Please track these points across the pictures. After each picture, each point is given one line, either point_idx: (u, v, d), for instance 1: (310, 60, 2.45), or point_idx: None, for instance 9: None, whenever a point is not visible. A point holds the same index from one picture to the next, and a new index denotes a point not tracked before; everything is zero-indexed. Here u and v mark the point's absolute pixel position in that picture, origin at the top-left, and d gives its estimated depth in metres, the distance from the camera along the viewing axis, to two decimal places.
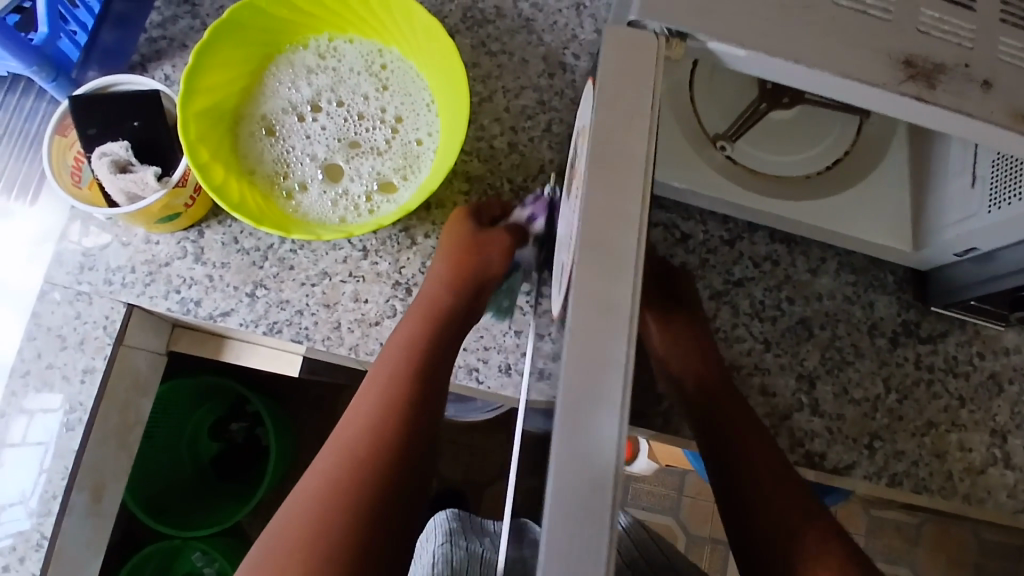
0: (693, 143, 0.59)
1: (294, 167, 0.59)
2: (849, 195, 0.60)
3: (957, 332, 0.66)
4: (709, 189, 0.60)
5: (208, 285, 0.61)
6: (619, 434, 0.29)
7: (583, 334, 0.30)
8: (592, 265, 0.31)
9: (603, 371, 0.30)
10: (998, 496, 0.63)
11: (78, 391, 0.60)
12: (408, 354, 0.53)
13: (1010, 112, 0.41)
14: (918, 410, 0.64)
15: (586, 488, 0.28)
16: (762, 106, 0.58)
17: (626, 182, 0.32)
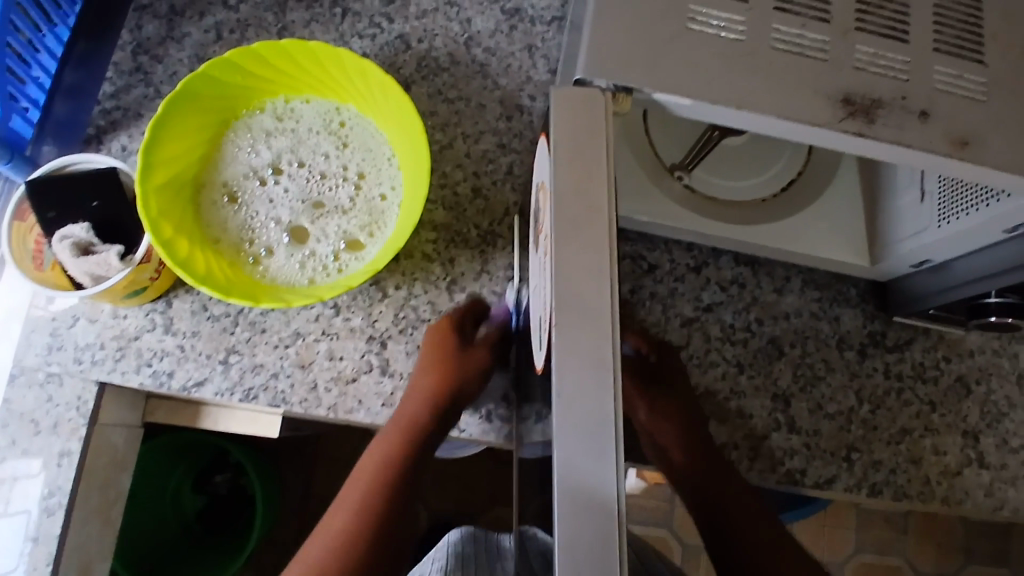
0: (652, 178, 0.61)
1: (258, 232, 0.59)
2: (804, 214, 0.63)
3: (922, 338, 0.68)
4: (676, 224, 0.63)
5: (180, 355, 0.61)
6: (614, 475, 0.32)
7: (571, 399, 0.33)
8: (576, 333, 0.33)
9: (593, 422, 0.33)
10: (976, 495, 0.65)
11: (56, 475, 0.59)
12: (385, 463, 0.54)
13: (949, 138, 0.43)
14: (892, 419, 0.66)
15: (590, 517, 0.32)
16: (714, 134, 0.57)
17: (592, 239, 0.35)
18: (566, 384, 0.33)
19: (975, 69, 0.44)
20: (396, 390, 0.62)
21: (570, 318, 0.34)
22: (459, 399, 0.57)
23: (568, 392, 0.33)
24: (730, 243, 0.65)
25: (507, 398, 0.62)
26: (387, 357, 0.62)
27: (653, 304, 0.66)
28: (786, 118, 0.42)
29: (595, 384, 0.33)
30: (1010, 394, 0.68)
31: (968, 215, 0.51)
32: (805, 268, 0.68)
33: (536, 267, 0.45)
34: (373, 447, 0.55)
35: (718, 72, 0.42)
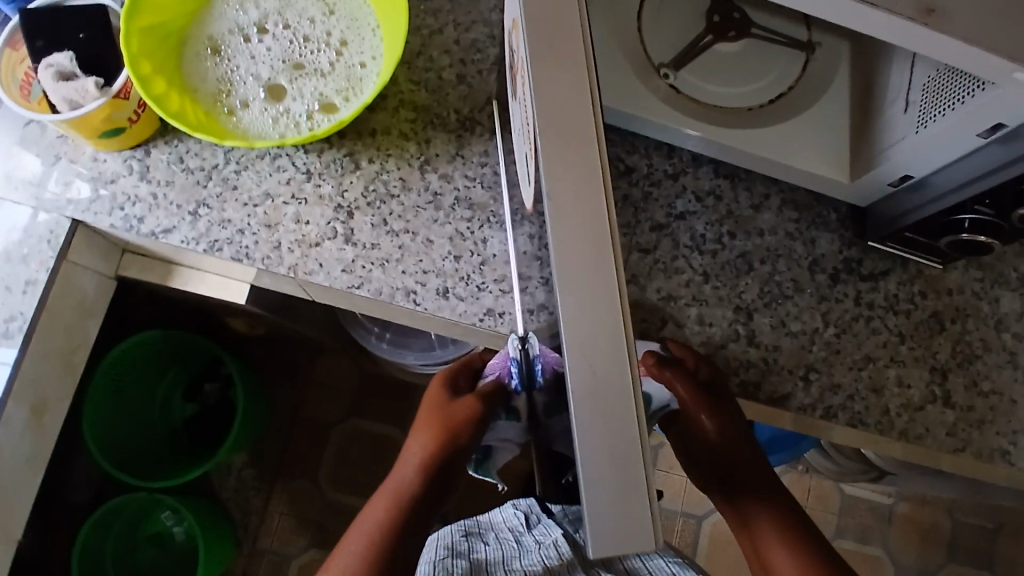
0: (638, 72, 0.62)
1: (236, 85, 0.60)
2: (792, 124, 0.62)
3: (899, 270, 0.66)
4: (664, 121, 0.63)
5: (152, 203, 0.62)
6: (625, 341, 0.31)
7: (575, 279, 0.31)
8: (559, 152, 0.32)
9: (604, 312, 0.31)
10: (936, 432, 0.64)
11: (19, 302, 0.61)
12: (393, 497, 0.53)
13: (915, 4, 0.42)
14: (857, 345, 0.64)
15: (615, 434, 0.31)
16: (708, 38, 0.62)
17: (566, 41, 0.33)
18: (565, 218, 0.31)
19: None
20: (357, 259, 0.62)
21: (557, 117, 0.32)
22: (443, 449, 0.49)
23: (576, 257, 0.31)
24: (718, 150, 0.64)
25: (467, 279, 0.62)
26: (352, 226, 0.63)
27: (625, 207, 0.65)
28: None
29: (593, 218, 0.32)
30: (987, 337, 0.66)
31: (945, 115, 0.50)
32: (785, 188, 0.67)
33: (518, 117, 0.46)
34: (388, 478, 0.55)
35: None
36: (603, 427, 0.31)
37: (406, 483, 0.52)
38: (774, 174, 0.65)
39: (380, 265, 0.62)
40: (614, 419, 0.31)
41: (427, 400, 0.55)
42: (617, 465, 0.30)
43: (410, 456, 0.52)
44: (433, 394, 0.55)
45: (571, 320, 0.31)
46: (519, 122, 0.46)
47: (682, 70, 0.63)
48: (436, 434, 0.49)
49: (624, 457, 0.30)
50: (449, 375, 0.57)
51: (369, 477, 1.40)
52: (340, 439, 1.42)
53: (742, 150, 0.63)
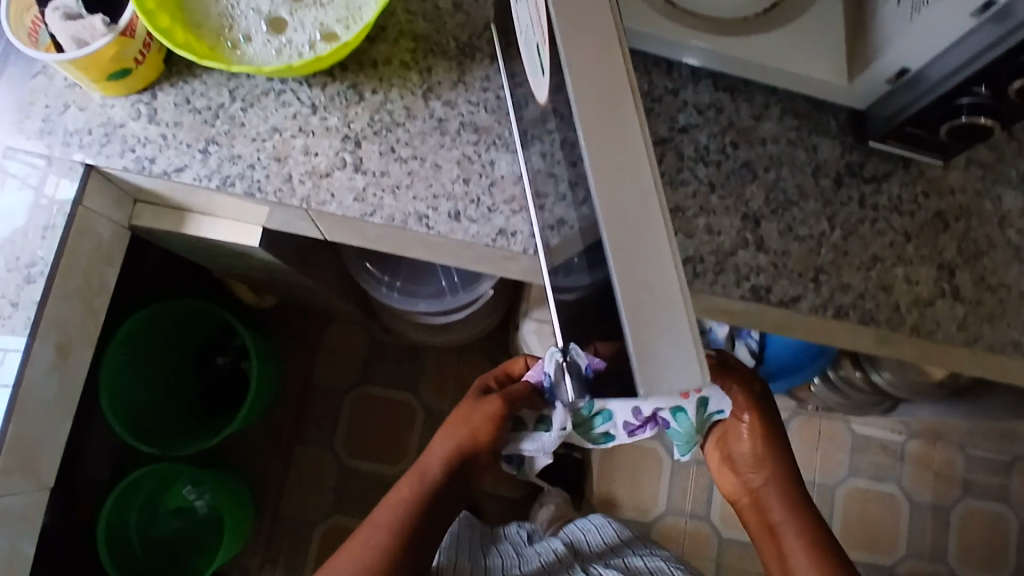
0: None
1: (238, 20, 0.61)
2: (789, 30, 0.63)
3: (901, 172, 0.67)
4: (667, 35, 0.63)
5: (162, 143, 0.63)
6: (659, 204, 0.33)
7: (606, 152, 0.33)
8: (579, 37, 0.34)
9: (636, 178, 0.33)
10: (947, 327, 0.65)
11: (40, 247, 0.63)
12: (435, 464, 0.76)
13: None
14: (864, 246, 0.65)
15: (660, 295, 0.32)
16: None
17: None
18: (588, 95, 0.34)
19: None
20: (367, 187, 0.63)
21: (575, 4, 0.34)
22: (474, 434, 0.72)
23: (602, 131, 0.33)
24: (717, 60, 0.65)
25: (477, 202, 0.63)
26: (361, 155, 0.63)
27: None
28: None
29: (615, 94, 0.34)
30: (992, 234, 0.67)
31: None
32: (784, 97, 0.68)
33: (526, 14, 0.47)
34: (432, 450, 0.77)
35: None
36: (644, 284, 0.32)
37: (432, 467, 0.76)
38: (774, 82, 0.66)
39: (390, 192, 0.63)
40: (652, 277, 0.32)
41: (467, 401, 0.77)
42: (661, 319, 0.32)
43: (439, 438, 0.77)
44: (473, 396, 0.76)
45: (606, 191, 0.33)
46: (527, 23, 0.48)
47: None
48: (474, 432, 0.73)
49: (666, 309, 0.32)
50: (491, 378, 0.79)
51: (385, 442, 1.42)
52: (353, 407, 1.43)
53: (743, 59, 0.63)
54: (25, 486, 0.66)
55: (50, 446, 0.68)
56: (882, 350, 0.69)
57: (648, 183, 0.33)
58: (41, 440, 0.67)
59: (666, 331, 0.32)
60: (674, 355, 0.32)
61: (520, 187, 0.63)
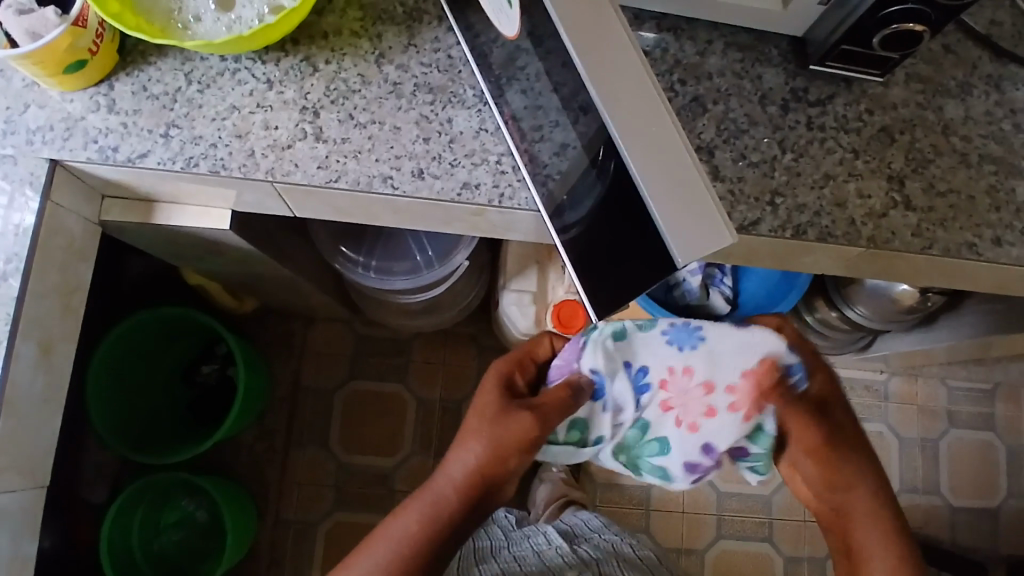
0: None
1: (186, 1, 0.62)
2: None
3: (844, 92, 0.69)
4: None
5: (123, 131, 0.64)
6: (656, 94, 0.39)
7: (601, 64, 0.39)
8: None
9: (634, 79, 0.39)
10: (903, 235, 0.67)
11: (13, 245, 0.63)
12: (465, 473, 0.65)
13: None
14: (815, 166, 0.67)
15: (674, 171, 0.38)
16: None
17: None
18: (574, 24, 0.40)
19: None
20: (330, 154, 0.64)
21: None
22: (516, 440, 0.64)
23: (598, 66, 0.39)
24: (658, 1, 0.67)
25: (439, 159, 0.65)
26: (321, 125, 0.65)
27: None
28: None
29: (601, 15, 0.40)
30: (936, 142, 0.70)
31: None
32: (725, 32, 0.70)
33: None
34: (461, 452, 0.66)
35: None
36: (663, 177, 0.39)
37: (448, 497, 0.66)
38: (718, 17, 0.68)
39: (353, 157, 0.64)
40: (671, 168, 0.38)
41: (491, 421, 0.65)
42: (686, 201, 0.38)
43: (463, 454, 0.66)
44: (494, 411, 0.66)
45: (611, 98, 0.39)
46: None
47: None
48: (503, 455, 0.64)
49: (686, 190, 0.38)
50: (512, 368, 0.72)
51: (379, 435, 1.42)
52: (344, 403, 1.43)
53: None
54: (20, 485, 0.67)
55: (41, 445, 0.69)
56: (853, 270, 0.74)
57: (646, 80, 0.39)
58: (31, 439, 0.67)
59: (695, 211, 0.38)
60: (701, 218, 0.38)
61: (479, 140, 0.65)
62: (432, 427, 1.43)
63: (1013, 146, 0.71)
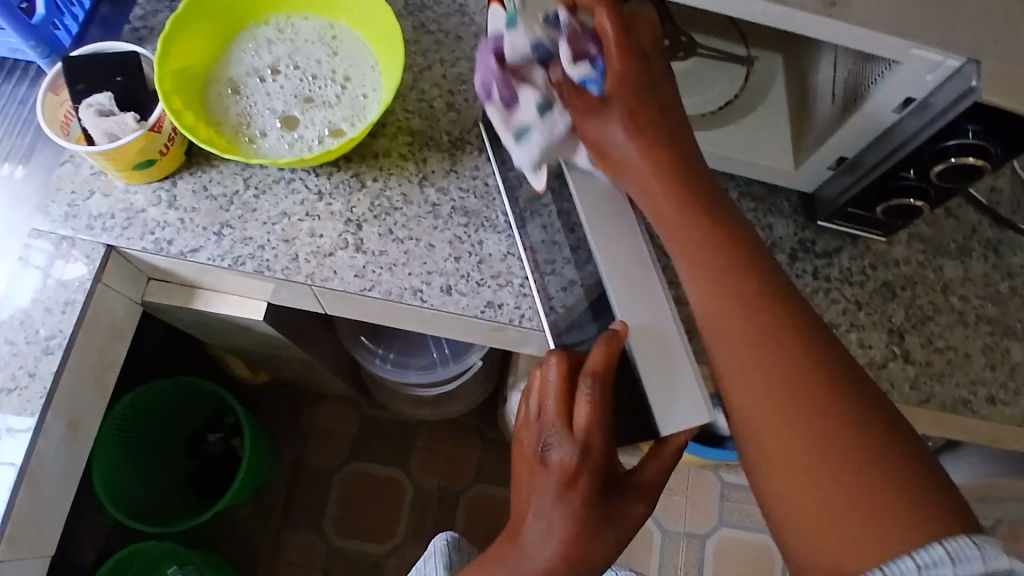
0: None
1: (255, 118, 0.68)
2: (738, 126, 0.73)
3: (849, 247, 0.74)
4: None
5: (180, 226, 0.69)
6: (659, 287, 0.48)
7: (616, 254, 0.48)
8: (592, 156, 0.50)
9: (638, 267, 0.48)
10: (901, 387, 0.71)
11: (59, 320, 0.67)
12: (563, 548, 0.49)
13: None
14: (819, 314, 0.72)
15: (665, 348, 0.46)
16: (662, 57, 0.74)
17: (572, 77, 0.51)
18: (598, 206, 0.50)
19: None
20: (367, 265, 0.69)
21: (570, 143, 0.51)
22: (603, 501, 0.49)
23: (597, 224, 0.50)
24: None
25: (467, 277, 0.70)
26: (362, 237, 0.70)
27: None
28: None
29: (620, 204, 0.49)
30: (935, 300, 0.74)
31: (865, 96, 0.60)
32: (740, 183, 0.76)
33: (506, 125, 0.56)
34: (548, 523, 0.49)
35: None
36: (662, 354, 0.46)
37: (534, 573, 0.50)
38: (735, 170, 0.74)
39: (388, 269, 0.69)
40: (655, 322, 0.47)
41: (586, 521, 0.49)
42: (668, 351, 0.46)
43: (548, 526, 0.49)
44: (577, 487, 0.48)
45: (621, 285, 0.48)
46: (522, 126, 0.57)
47: None
48: (604, 536, 0.50)
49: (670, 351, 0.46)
50: (590, 420, 0.47)
51: (374, 518, 1.41)
52: (342, 483, 1.43)
53: (709, 151, 0.72)
54: (29, 556, 0.68)
55: (55, 517, 0.71)
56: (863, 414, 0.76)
57: (650, 271, 0.48)
58: (47, 510, 0.69)
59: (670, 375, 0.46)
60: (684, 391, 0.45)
61: (506, 263, 0.70)
62: (426, 515, 1.42)
63: (1008, 308, 0.74)
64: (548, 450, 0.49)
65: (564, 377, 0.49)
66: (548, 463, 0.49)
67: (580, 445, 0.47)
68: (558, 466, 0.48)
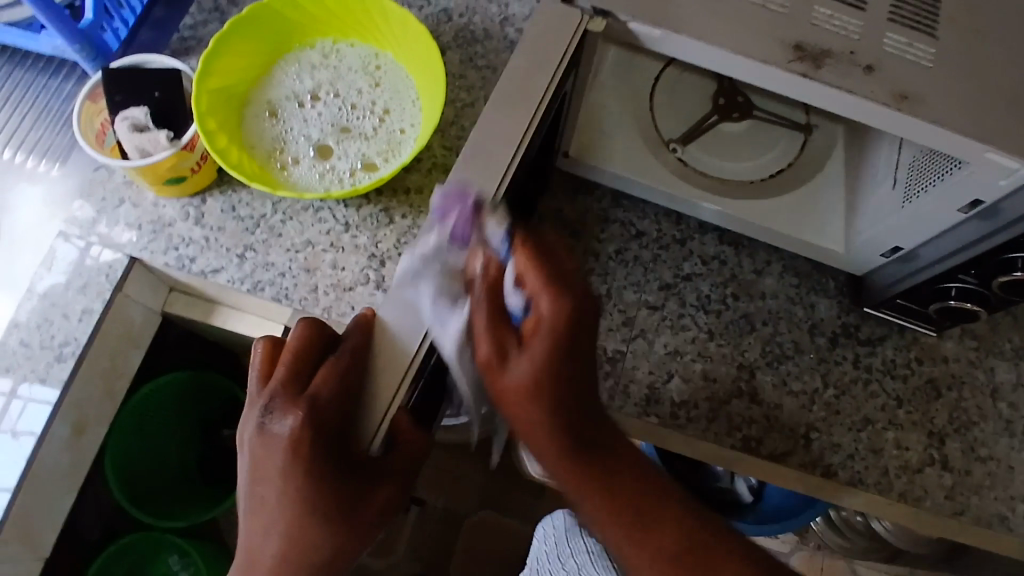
0: (649, 144, 0.69)
1: (289, 144, 0.67)
2: (791, 196, 0.69)
3: (895, 337, 0.70)
4: (663, 187, 0.68)
5: (204, 245, 0.68)
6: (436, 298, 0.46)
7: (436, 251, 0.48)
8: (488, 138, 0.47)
9: (443, 266, 0.48)
10: (935, 496, 0.65)
11: (75, 328, 0.66)
12: (302, 516, 0.44)
13: (890, 92, 0.48)
14: (856, 407, 0.67)
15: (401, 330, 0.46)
16: (716, 117, 0.71)
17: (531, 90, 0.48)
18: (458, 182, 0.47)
19: (925, 40, 0.50)
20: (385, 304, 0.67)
21: (483, 152, 0.47)
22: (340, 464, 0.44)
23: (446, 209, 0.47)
24: (723, 218, 0.70)
25: None
26: (384, 274, 0.68)
27: (635, 267, 0.70)
28: (743, 55, 0.49)
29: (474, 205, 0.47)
30: (983, 405, 0.68)
31: (930, 191, 0.56)
32: (785, 256, 0.72)
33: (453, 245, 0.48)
34: (284, 489, 0.44)
35: (698, 13, 0.50)
36: (408, 314, 0.47)
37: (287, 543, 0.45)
38: (783, 245, 0.70)
39: None
40: (409, 328, 0.46)
41: (318, 509, 0.44)
42: (395, 349, 0.46)
43: (279, 490, 0.44)
44: (303, 459, 0.43)
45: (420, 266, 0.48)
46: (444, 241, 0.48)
47: (689, 145, 0.70)
48: (354, 521, 0.45)
49: (401, 352, 0.46)
50: (321, 389, 0.45)
51: None
52: None
53: (757, 222, 0.68)
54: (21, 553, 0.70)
55: (50, 518, 0.73)
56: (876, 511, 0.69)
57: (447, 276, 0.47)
58: (44, 510, 0.72)
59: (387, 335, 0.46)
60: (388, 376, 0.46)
61: None
62: None
63: None
64: (272, 424, 0.45)
65: (301, 345, 0.48)
66: (269, 429, 0.44)
67: (306, 412, 0.44)
68: (280, 441, 0.44)
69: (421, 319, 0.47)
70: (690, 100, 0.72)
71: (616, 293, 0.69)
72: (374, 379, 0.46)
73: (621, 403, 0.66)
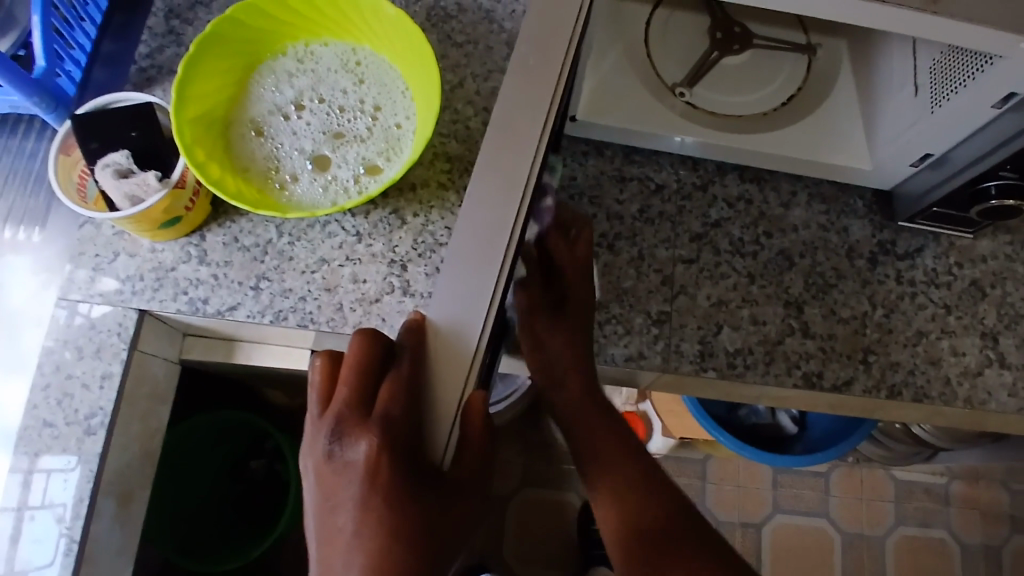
0: (655, 94, 0.66)
1: (283, 161, 0.63)
2: (808, 120, 0.67)
3: (932, 245, 0.69)
4: (678, 136, 0.66)
5: (214, 283, 0.64)
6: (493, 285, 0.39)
7: (477, 227, 0.39)
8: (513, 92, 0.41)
9: (486, 243, 0.39)
10: (999, 395, 0.65)
11: (98, 397, 0.62)
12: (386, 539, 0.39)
13: None
14: (907, 322, 0.66)
15: (456, 326, 0.39)
16: (715, 53, 0.67)
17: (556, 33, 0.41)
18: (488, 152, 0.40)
19: None
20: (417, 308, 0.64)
21: (511, 114, 0.40)
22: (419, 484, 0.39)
23: (482, 180, 0.40)
24: (743, 155, 0.67)
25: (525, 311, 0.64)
26: (408, 278, 0.65)
27: (662, 223, 0.68)
28: None
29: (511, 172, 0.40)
30: None
31: (957, 94, 0.54)
32: (810, 184, 0.70)
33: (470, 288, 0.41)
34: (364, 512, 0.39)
35: None
36: (458, 300, 0.39)
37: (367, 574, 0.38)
38: (807, 171, 0.68)
39: None
40: (464, 320, 0.39)
41: (402, 527, 0.39)
42: (455, 349, 0.39)
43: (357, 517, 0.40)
44: (382, 480, 0.39)
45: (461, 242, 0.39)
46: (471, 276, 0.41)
47: (695, 87, 0.67)
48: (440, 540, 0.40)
49: (459, 349, 0.39)
50: (390, 407, 0.40)
51: None
52: None
53: (778, 153, 0.66)
54: None
55: None
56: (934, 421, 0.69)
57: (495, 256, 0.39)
58: None
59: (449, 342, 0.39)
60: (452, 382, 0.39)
61: None
62: None
63: None
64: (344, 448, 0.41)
65: (363, 362, 0.43)
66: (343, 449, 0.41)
67: (378, 434, 0.39)
68: (356, 467, 0.40)
69: (477, 311, 0.39)
70: (685, 39, 0.69)
71: (649, 253, 0.67)
72: (437, 388, 0.39)
73: (677, 364, 0.64)
